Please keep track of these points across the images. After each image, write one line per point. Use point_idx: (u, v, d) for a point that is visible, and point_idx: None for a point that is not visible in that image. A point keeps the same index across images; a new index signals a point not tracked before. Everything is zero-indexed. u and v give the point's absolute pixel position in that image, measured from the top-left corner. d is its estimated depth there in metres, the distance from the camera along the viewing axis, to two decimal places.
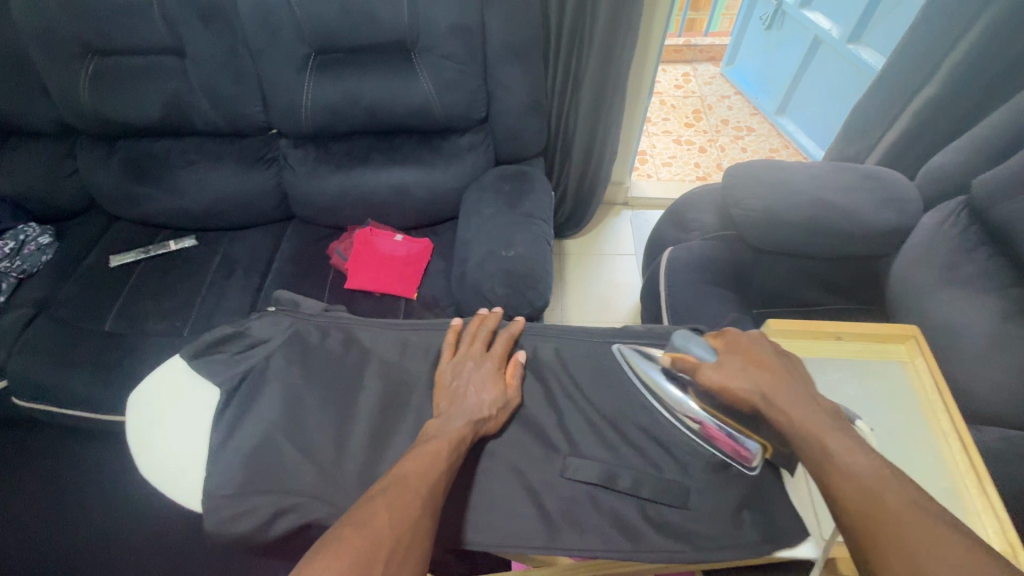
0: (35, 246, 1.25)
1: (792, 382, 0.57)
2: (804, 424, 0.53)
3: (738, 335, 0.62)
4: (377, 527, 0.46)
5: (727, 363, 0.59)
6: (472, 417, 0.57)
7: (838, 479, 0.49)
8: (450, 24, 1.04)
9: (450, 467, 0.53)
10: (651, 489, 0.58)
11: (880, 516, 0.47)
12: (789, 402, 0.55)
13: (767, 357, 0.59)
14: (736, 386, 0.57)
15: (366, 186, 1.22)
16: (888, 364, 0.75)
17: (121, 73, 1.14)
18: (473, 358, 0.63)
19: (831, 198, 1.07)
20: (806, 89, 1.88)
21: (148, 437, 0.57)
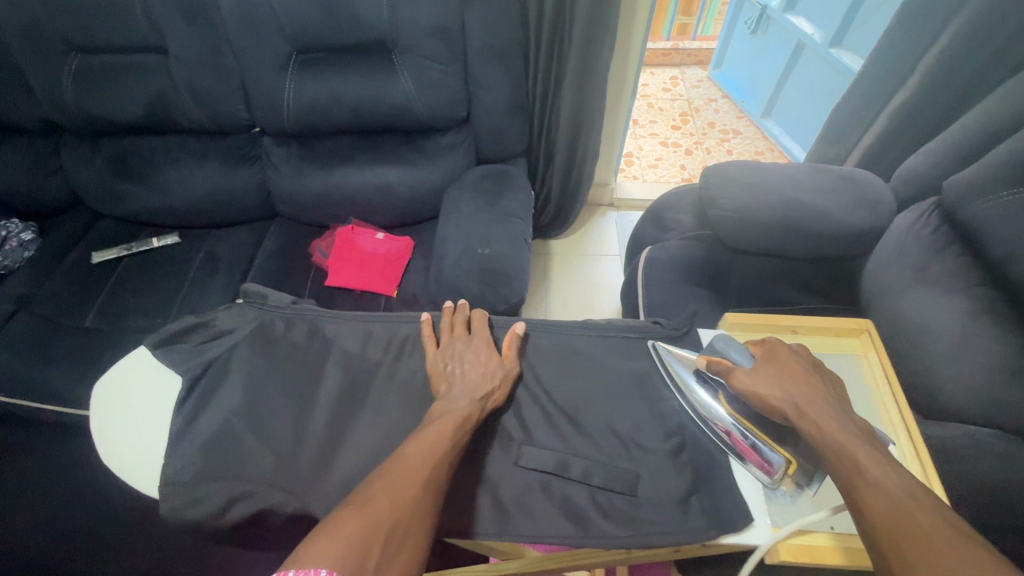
0: (16, 241, 1.26)
1: (825, 395, 0.61)
2: (836, 436, 0.57)
3: (775, 348, 0.67)
4: (376, 510, 0.48)
5: (762, 371, 0.64)
6: (475, 394, 0.61)
7: (866, 490, 0.53)
8: (429, 25, 1.06)
9: (456, 448, 0.56)
10: (602, 477, 0.62)
11: (905, 523, 0.50)
12: (822, 415, 0.59)
13: (803, 369, 0.64)
14: (769, 394, 0.61)
15: (350, 185, 1.24)
16: (842, 357, 0.78)
17: (104, 71, 1.15)
18: (460, 340, 0.66)
19: (805, 199, 1.08)
20: (790, 92, 1.90)
21: (112, 428, 0.59)
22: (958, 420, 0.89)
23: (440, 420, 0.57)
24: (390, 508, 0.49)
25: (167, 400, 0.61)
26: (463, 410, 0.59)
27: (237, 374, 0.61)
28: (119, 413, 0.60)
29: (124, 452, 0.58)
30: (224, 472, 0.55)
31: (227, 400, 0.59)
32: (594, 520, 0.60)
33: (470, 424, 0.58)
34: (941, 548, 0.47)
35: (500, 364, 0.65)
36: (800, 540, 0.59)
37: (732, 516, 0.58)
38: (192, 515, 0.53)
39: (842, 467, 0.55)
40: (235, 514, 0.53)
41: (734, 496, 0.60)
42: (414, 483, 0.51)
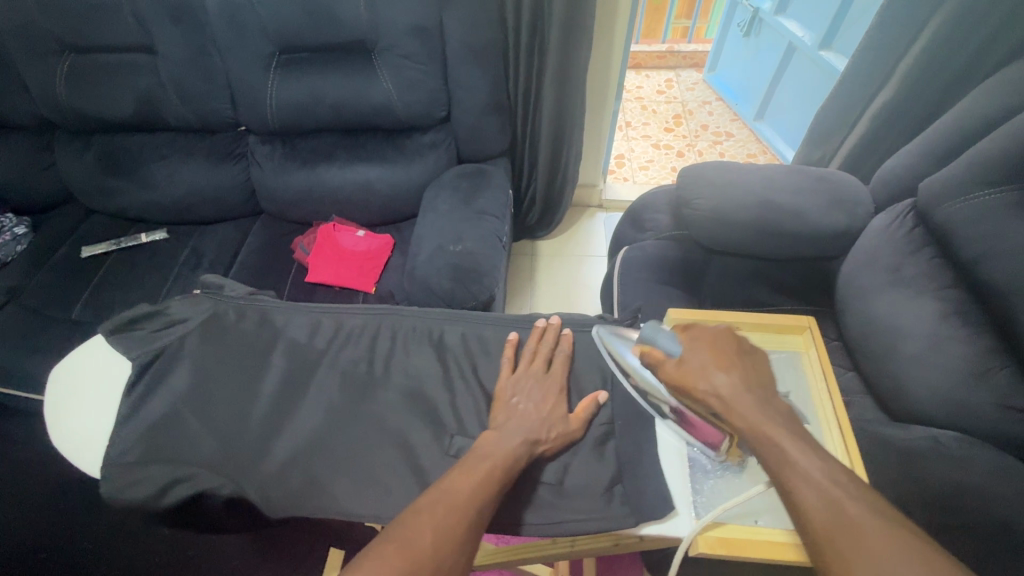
0: (9, 235, 1.30)
1: (748, 381, 0.59)
2: (762, 426, 0.55)
3: (701, 332, 0.65)
4: (420, 546, 0.46)
5: (690, 360, 0.62)
6: (530, 439, 0.59)
7: (799, 484, 0.51)
8: (408, 25, 1.07)
9: (500, 488, 0.53)
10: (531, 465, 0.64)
11: (840, 518, 0.48)
12: (747, 403, 0.57)
13: (728, 354, 0.62)
14: (697, 384, 0.60)
15: (330, 182, 1.25)
16: (783, 355, 0.78)
17: (94, 69, 1.18)
18: (535, 376, 0.65)
19: (780, 199, 1.08)
20: (782, 95, 1.89)
21: (67, 413, 0.61)
22: (922, 422, 0.88)
23: (486, 459, 0.55)
24: (434, 541, 0.47)
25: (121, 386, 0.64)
26: (509, 454, 0.56)
27: (189, 361, 0.64)
28: (71, 396, 0.62)
29: (74, 432, 0.61)
30: (165, 455, 0.58)
31: (175, 387, 0.62)
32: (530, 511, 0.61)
33: (515, 468, 0.56)
34: (872, 543, 0.46)
35: (564, 416, 0.63)
36: (720, 532, 0.58)
37: (655, 504, 0.59)
38: (132, 496, 0.55)
39: (773, 460, 0.53)
40: (174, 495, 0.56)
41: (660, 485, 0.60)
42: (461, 515, 0.49)
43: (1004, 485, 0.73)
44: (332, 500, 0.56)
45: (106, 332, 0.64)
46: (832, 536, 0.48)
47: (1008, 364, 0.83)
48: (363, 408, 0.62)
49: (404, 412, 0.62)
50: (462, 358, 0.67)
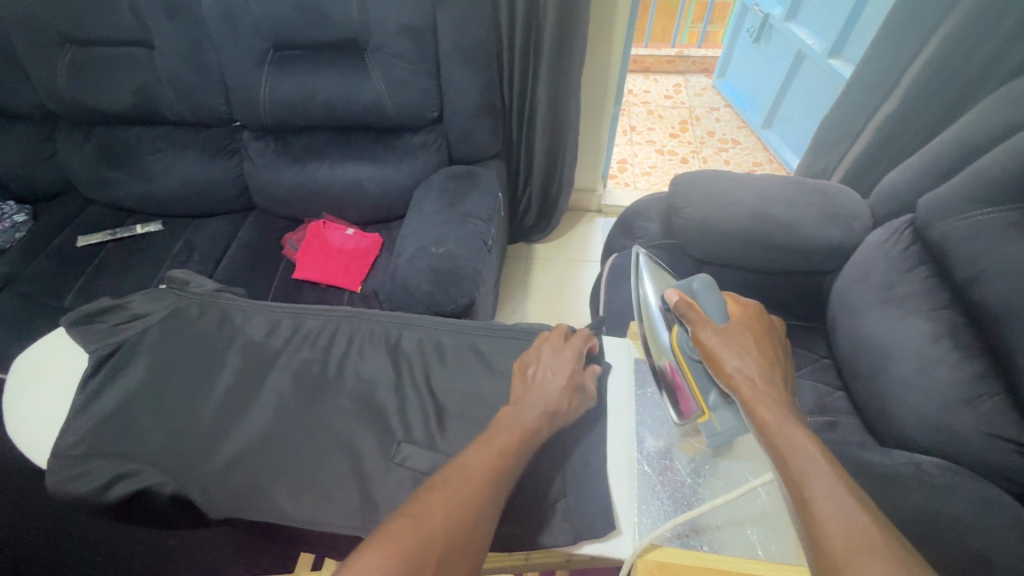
0: (9, 223, 1.34)
1: (778, 378, 0.62)
2: (783, 423, 0.57)
3: (750, 315, 0.68)
4: (431, 525, 0.45)
5: (732, 334, 0.65)
6: (547, 409, 0.58)
7: (818, 495, 0.50)
8: (400, 24, 1.06)
9: (517, 462, 0.53)
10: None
11: (854, 535, 0.47)
12: (772, 395, 0.59)
13: (768, 346, 0.65)
14: (729, 360, 0.63)
15: (321, 179, 1.26)
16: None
17: (93, 62, 1.20)
18: (550, 347, 0.65)
19: (772, 211, 1.05)
20: (790, 103, 1.85)
21: (20, 404, 0.65)
22: (904, 446, 0.85)
23: (503, 433, 0.55)
24: (446, 520, 0.46)
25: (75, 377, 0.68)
26: (525, 427, 0.56)
27: (146, 357, 0.67)
28: (32, 382, 0.67)
29: (25, 424, 0.63)
30: (111, 450, 0.59)
31: (129, 382, 0.65)
32: None
33: (534, 438, 0.56)
34: (884, 561, 0.44)
35: (581, 385, 0.62)
36: (654, 555, 0.58)
37: (596, 522, 0.58)
38: (77, 489, 0.57)
39: (790, 458, 0.54)
40: (116, 491, 0.57)
41: (604, 501, 0.59)
42: (474, 495, 0.49)
43: (981, 518, 0.70)
44: (271, 501, 0.56)
45: (65, 324, 0.67)
46: (845, 547, 0.46)
47: (997, 391, 0.79)
48: (311, 410, 0.62)
49: (353, 416, 0.62)
50: (417, 364, 0.67)
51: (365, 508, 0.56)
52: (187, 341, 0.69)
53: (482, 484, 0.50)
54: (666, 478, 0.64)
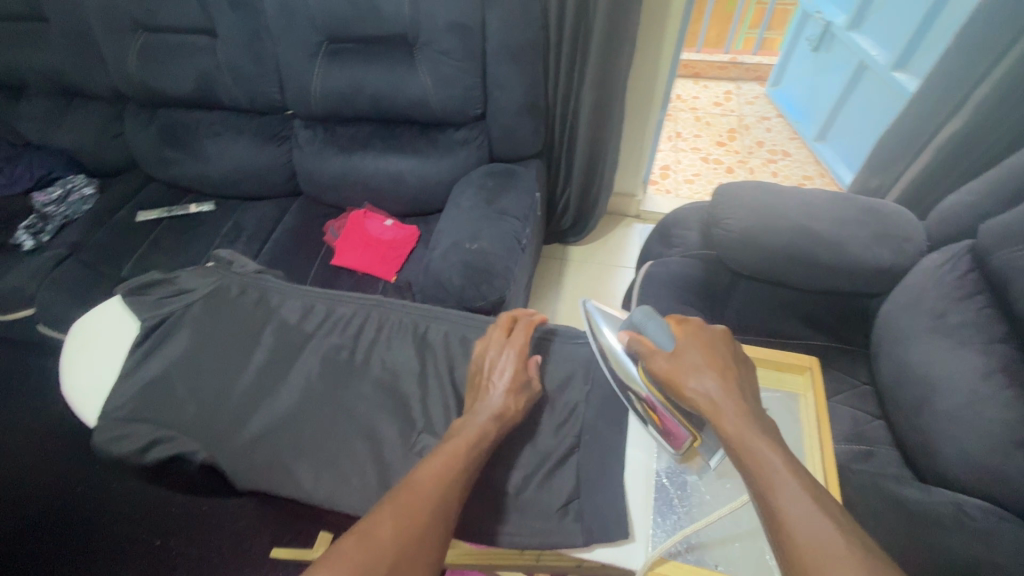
0: (78, 196, 1.44)
1: (739, 391, 0.56)
2: (747, 439, 0.51)
3: (697, 331, 0.63)
4: (379, 537, 0.45)
5: (684, 355, 0.60)
6: (495, 414, 0.59)
7: (786, 504, 0.46)
8: (449, 21, 1.08)
9: (469, 467, 0.54)
10: (489, 471, 0.64)
11: (825, 546, 0.43)
12: (734, 411, 0.54)
13: (723, 358, 0.60)
14: (686, 381, 0.57)
15: (365, 170, 1.29)
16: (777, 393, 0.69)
17: (159, 47, 1.27)
18: (497, 346, 0.65)
19: (817, 227, 1.01)
20: (847, 115, 1.77)
21: (73, 365, 0.70)
22: (946, 485, 0.80)
23: (454, 440, 0.55)
24: (396, 534, 0.46)
25: (123, 341, 0.72)
26: (474, 432, 0.56)
27: (188, 330, 0.70)
28: (85, 343, 0.72)
29: (77, 383, 0.68)
30: (149, 415, 0.63)
31: (172, 352, 0.68)
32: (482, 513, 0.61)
33: (482, 443, 0.56)
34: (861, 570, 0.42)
35: (528, 380, 0.64)
36: (662, 569, 0.56)
37: (608, 527, 0.58)
38: (118, 450, 0.61)
39: (756, 472, 0.49)
40: (153, 455, 0.60)
41: (618, 509, 0.59)
42: (426, 501, 0.49)
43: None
44: (294, 479, 0.58)
45: (122, 293, 0.73)
46: (814, 555, 0.43)
47: None
48: (337, 394, 0.64)
49: (376, 403, 0.64)
50: (442, 358, 0.68)
51: (381, 493, 0.58)
52: (228, 318, 0.72)
53: (434, 494, 0.50)
54: (684, 494, 0.62)
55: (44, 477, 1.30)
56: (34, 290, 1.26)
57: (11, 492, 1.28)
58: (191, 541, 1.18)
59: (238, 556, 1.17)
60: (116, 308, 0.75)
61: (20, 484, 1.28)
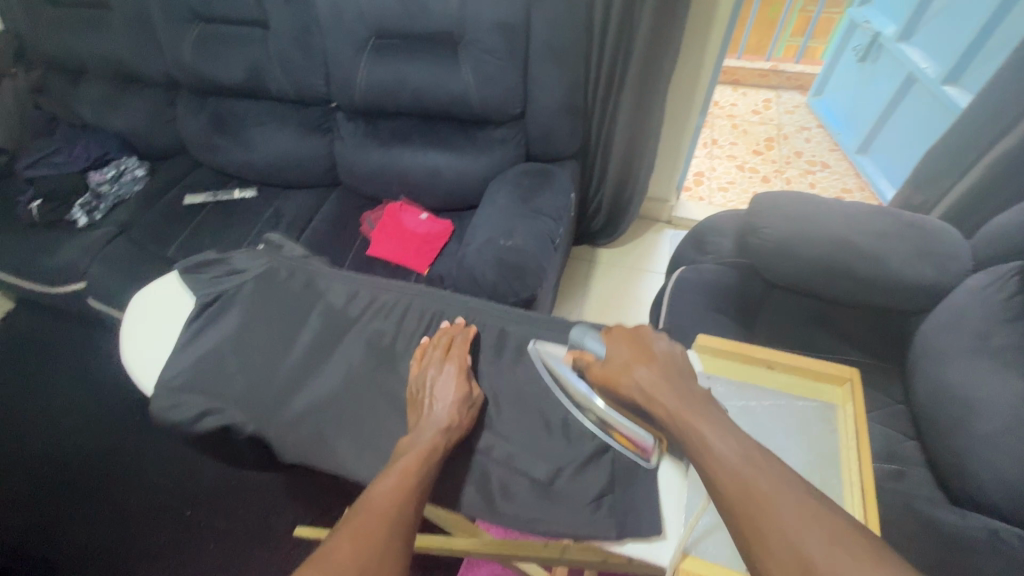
0: (131, 176, 1.51)
1: (672, 372, 0.57)
2: (680, 413, 0.53)
3: (626, 330, 0.64)
4: (338, 559, 0.45)
5: (614, 354, 0.61)
6: (441, 428, 0.60)
7: (715, 463, 0.48)
8: (494, 21, 1.10)
9: (424, 480, 0.55)
10: (525, 461, 0.66)
11: (753, 496, 0.45)
12: (666, 392, 0.55)
13: (653, 346, 0.61)
14: (620, 380, 0.59)
15: (403, 163, 1.32)
16: (813, 404, 0.64)
17: (214, 38, 1.32)
18: (435, 366, 0.66)
19: (856, 240, 0.99)
20: (892, 128, 1.73)
21: (132, 334, 0.74)
22: (980, 509, 0.79)
23: (405, 457, 0.57)
24: (354, 554, 0.46)
25: (178, 314, 0.76)
26: (425, 447, 0.58)
27: (239, 308, 0.73)
28: (144, 314, 0.76)
29: (135, 351, 0.72)
30: (202, 386, 0.67)
31: (223, 328, 0.71)
32: (510, 500, 0.64)
33: (433, 457, 0.58)
34: (799, 514, 0.43)
35: (470, 392, 0.65)
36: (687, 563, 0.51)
37: (638, 521, 0.57)
38: (172, 417, 0.66)
39: (688, 442, 0.51)
40: (206, 424, 0.65)
41: (651, 507, 0.58)
42: (381, 519, 0.50)
43: None
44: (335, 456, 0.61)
45: (179, 270, 0.77)
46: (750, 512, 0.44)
47: None
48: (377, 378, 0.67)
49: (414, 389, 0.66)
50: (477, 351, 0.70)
51: None
52: (277, 298, 0.74)
53: (391, 510, 0.51)
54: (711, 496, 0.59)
55: (87, 444, 1.37)
56: (87, 265, 1.32)
57: (58, 455, 1.36)
58: (222, 514, 1.24)
59: (264, 531, 1.22)
60: (173, 283, 0.79)
61: (68, 448, 1.37)
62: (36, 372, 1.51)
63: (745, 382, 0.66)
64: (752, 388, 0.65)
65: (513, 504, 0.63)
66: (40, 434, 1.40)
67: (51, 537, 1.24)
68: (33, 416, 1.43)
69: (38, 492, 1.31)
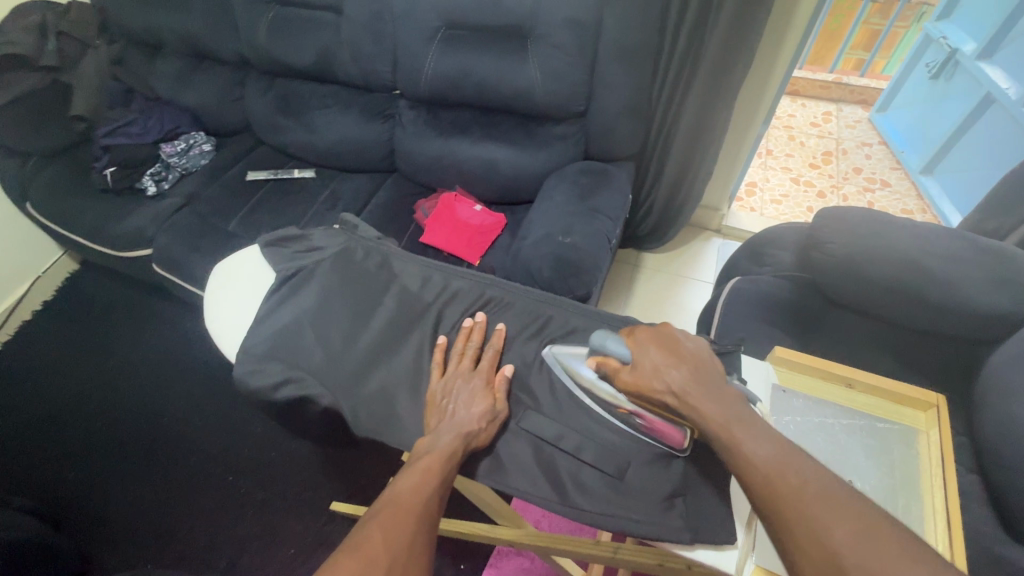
0: (198, 150, 1.57)
1: (703, 375, 0.58)
2: (717, 424, 0.54)
3: (652, 330, 0.64)
4: (370, 549, 0.49)
5: (639, 360, 0.62)
6: (462, 432, 0.63)
7: (746, 460, 0.51)
8: (567, 18, 1.10)
9: (446, 477, 0.58)
10: (591, 456, 0.66)
11: (782, 492, 0.48)
12: (700, 398, 0.56)
13: (679, 349, 0.61)
14: (652, 386, 0.60)
15: (461, 155, 1.33)
16: (894, 427, 0.64)
17: (289, 21, 1.36)
18: (462, 376, 0.69)
19: (928, 264, 0.95)
20: (962, 150, 1.65)
21: (215, 303, 0.80)
22: None
23: (428, 455, 0.60)
24: (384, 545, 0.49)
25: (257, 288, 0.82)
26: (448, 447, 0.61)
27: (316, 285, 0.78)
28: (226, 284, 0.83)
29: (217, 319, 0.79)
30: (283, 355, 0.72)
31: (304, 301, 0.77)
32: (571, 493, 0.64)
33: (455, 458, 0.60)
34: (832, 514, 0.46)
35: (494, 403, 0.67)
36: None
37: (715, 529, 0.58)
38: (253, 382, 0.71)
39: (723, 448, 0.53)
40: (283, 392, 0.70)
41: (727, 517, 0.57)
42: (407, 512, 0.53)
43: None
44: None
45: (262, 243, 0.83)
46: (779, 506, 0.48)
47: None
48: None
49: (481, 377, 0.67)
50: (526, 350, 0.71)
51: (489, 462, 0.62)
52: (356, 278, 0.80)
53: (416, 504, 0.54)
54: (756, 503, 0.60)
55: (138, 404, 1.44)
56: (154, 232, 1.38)
57: (114, 411, 1.43)
58: (264, 484, 1.29)
59: (303, 503, 1.25)
60: (251, 256, 0.85)
61: (125, 405, 1.44)
62: (97, 331, 1.59)
63: (824, 398, 0.66)
64: (831, 405, 0.65)
65: (579, 500, 0.64)
66: (99, 390, 1.47)
67: (103, 488, 1.31)
68: (93, 372, 1.51)
69: (94, 445, 1.38)
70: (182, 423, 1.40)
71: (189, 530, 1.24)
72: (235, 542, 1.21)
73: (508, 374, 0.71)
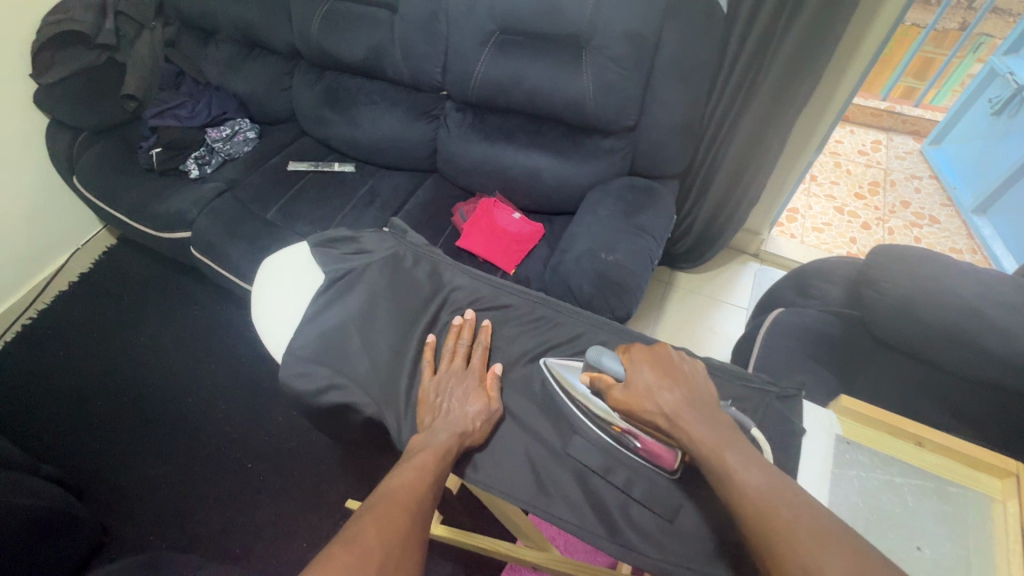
0: (242, 137, 1.58)
1: (696, 400, 0.61)
2: (706, 449, 0.56)
3: (645, 351, 0.66)
4: (365, 546, 0.50)
5: (632, 380, 0.63)
6: (457, 430, 0.64)
7: (736, 486, 0.53)
8: (626, 30, 1.07)
9: (441, 476, 0.59)
10: (641, 492, 0.64)
11: (770, 519, 0.50)
12: (693, 422, 0.58)
13: (674, 372, 0.63)
14: (643, 405, 0.61)
15: (504, 161, 1.32)
16: (967, 493, 0.61)
17: (344, 16, 1.36)
18: (456, 375, 0.70)
19: (990, 312, 0.90)
20: (1017, 193, 1.59)
21: (262, 297, 0.81)
22: None
23: (423, 452, 0.61)
24: (379, 542, 0.51)
25: (305, 285, 0.81)
26: (444, 445, 0.62)
27: (363, 289, 0.78)
28: (275, 279, 0.83)
29: (264, 313, 0.79)
30: (329, 360, 0.72)
31: (349, 304, 0.76)
32: (621, 530, 0.62)
33: (449, 455, 0.61)
34: (820, 549, 0.47)
35: (489, 402, 0.68)
36: None
37: None
38: (296, 384, 0.70)
39: (713, 474, 0.55)
40: (327, 398, 0.70)
41: None
42: (402, 510, 0.54)
43: None
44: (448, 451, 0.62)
45: (313, 242, 0.84)
46: (764, 533, 0.50)
47: None
48: None
49: None
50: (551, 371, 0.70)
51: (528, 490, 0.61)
52: (404, 285, 0.80)
53: (410, 502, 0.55)
54: None
55: (165, 382, 1.46)
56: (196, 215, 1.39)
57: (140, 390, 1.45)
58: (281, 474, 1.29)
59: (318, 499, 1.25)
60: (302, 254, 0.85)
61: (152, 384, 1.45)
62: (129, 308, 1.61)
63: (890, 454, 0.63)
64: (899, 462, 0.63)
65: (628, 538, 0.62)
66: (127, 367, 1.49)
67: (125, 465, 1.32)
68: (122, 348, 1.53)
69: (118, 421, 1.39)
70: (205, 407, 1.41)
71: (204, 513, 1.24)
72: (251, 529, 1.22)
73: (498, 371, 0.72)
